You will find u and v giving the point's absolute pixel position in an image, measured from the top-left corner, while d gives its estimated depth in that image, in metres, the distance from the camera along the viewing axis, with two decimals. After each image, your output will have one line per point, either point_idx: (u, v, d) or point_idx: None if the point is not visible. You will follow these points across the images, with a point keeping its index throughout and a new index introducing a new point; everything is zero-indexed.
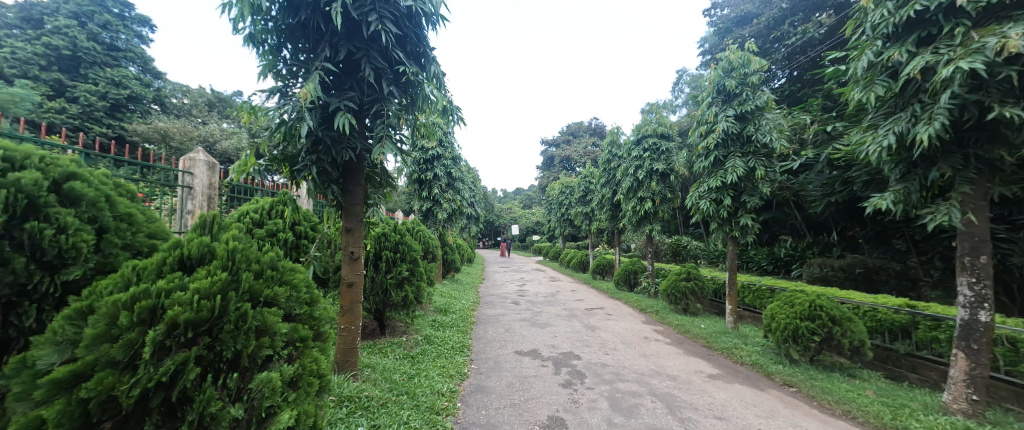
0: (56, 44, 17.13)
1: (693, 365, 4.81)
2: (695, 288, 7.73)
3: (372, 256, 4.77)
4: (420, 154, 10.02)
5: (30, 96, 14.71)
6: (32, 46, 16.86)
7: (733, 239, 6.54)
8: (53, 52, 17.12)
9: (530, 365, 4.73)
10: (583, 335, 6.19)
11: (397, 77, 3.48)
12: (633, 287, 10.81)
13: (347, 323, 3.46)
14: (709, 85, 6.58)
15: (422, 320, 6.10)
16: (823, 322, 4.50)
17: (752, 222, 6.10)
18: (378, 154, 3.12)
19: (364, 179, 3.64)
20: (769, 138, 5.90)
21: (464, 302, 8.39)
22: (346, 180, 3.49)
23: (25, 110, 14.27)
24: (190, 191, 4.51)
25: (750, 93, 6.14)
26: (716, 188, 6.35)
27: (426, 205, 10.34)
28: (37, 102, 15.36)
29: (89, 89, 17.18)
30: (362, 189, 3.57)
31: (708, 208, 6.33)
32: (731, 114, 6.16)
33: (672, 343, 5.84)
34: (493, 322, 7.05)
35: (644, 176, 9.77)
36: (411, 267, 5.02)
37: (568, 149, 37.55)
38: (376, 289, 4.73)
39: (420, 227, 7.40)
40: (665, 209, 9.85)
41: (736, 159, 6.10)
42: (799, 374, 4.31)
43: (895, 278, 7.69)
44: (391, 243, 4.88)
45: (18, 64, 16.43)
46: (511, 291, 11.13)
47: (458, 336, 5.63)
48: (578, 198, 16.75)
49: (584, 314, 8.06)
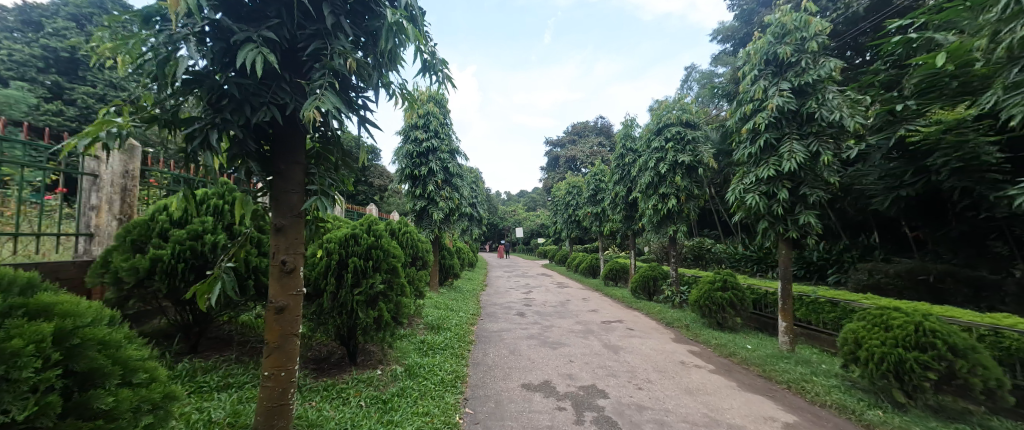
0: (56, 46, 15.86)
1: (759, 408, 3.66)
2: (733, 299, 6.55)
3: (335, 265, 3.64)
4: (413, 145, 9.13)
5: (31, 98, 13.50)
6: (30, 49, 15.66)
7: (785, 240, 5.35)
8: (53, 54, 15.86)
9: (542, 408, 3.57)
10: (605, 360, 5.04)
11: (349, 4, 2.34)
12: (654, 296, 9.61)
13: (276, 369, 2.29)
14: (754, 55, 5.43)
15: (406, 341, 4.98)
16: (939, 354, 3.34)
17: (814, 220, 4.90)
18: (310, 108, 1.99)
19: (305, 155, 2.51)
20: (838, 114, 4.70)
21: (461, 315, 7.25)
22: (276, 155, 2.38)
23: (22, 112, 13.04)
24: (95, 181, 3.41)
25: (810, 62, 4.98)
26: (767, 179, 5.18)
27: (421, 204, 9.21)
28: (36, 105, 14.03)
29: (88, 91, 15.74)
30: (301, 171, 2.46)
31: (758, 202, 5.14)
32: (787, 87, 5.02)
33: (719, 373, 4.66)
34: (495, 341, 5.91)
35: (667, 170, 8.57)
36: (387, 279, 3.87)
37: (574, 148, 36.31)
38: (338, 308, 3.58)
39: (408, 229, 6.29)
40: (692, 208, 8.64)
41: (793, 142, 4.97)
42: (914, 427, 3.16)
43: (967, 286, 6.90)
44: (361, 248, 3.75)
45: (15, 67, 15.05)
46: (515, 300, 9.97)
47: (452, 364, 4.50)
48: (586, 198, 15.51)
49: (601, 329, 6.91)
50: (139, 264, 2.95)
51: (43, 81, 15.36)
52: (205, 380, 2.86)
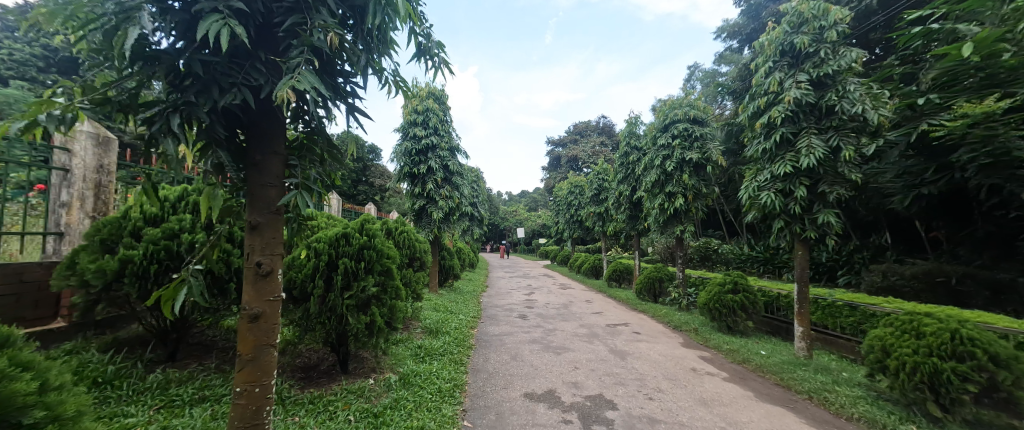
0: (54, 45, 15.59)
1: (780, 422, 3.39)
2: (744, 302, 6.27)
3: (325, 266, 3.38)
4: (412, 143, 8.87)
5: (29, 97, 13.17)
6: (30, 48, 15.41)
7: (802, 240, 5.08)
8: (52, 53, 15.58)
9: (546, 421, 3.30)
10: (612, 367, 4.78)
11: None
12: (659, 298, 9.34)
13: (248, 384, 2.04)
14: (769, 46, 5.17)
15: (402, 347, 4.73)
16: (979, 364, 3.07)
17: (834, 219, 4.63)
18: (283, 87, 1.71)
19: (284, 145, 2.25)
20: (860, 107, 4.44)
21: (461, 318, 6.98)
22: (251, 144, 2.12)
23: None
24: (65, 176, 3.16)
25: (829, 52, 4.72)
26: (783, 176, 4.91)
27: (420, 203, 8.95)
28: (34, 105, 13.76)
29: None
30: (279, 163, 2.20)
31: (774, 200, 4.88)
32: (805, 79, 4.75)
33: (733, 381, 4.39)
34: (496, 346, 5.65)
35: (674, 168, 8.29)
36: (381, 281, 3.62)
37: (575, 148, 36.00)
38: (327, 313, 3.31)
39: (406, 228, 6.03)
40: (699, 207, 8.35)
41: (811, 137, 4.71)
42: None
43: (989, 289, 6.61)
44: (352, 248, 3.49)
45: (14, 66, 14.79)
46: (517, 301, 9.70)
47: (451, 371, 4.24)
48: (589, 197, 15.22)
49: (607, 333, 6.64)
50: (107, 266, 2.70)
51: (43, 81, 15.09)
52: (178, 393, 2.61)
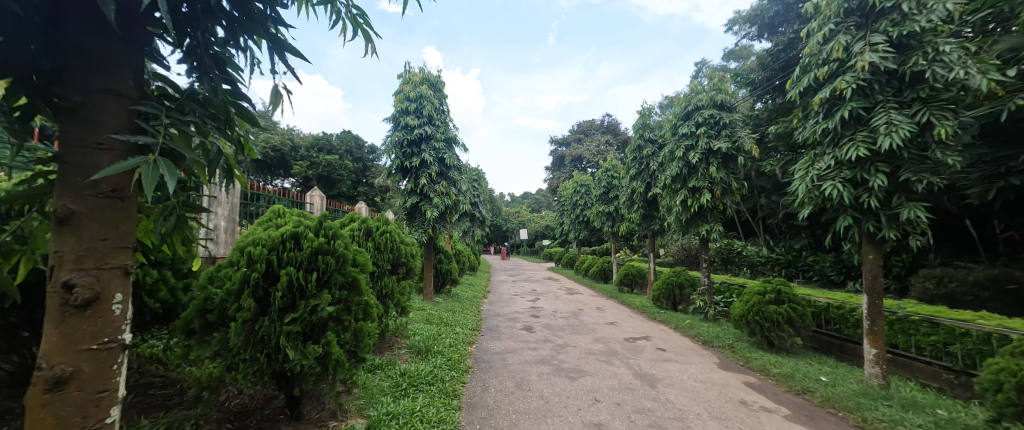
0: None
1: None
2: (790, 314, 5.31)
3: (263, 280, 2.47)
4: (404, 133, 8.01)
5: None
6: None
7: (873, 241, 4.16)
8: None
9: None
10: (643, 400, 3.83)
11: None
12: (679, 306, 8.35)
13: None
14: (829, 4, 4.22)
15: (379, 376, 3.80)
16: None
17: (923, 214, 3.67)
18: None
19: (141, 82, 1.32)
20: (959, 73, 3.48)
21: (457, 331, 6.05)
22: (67, 73, 1.20)
23: None
24: None
25: (913, 5, 3.75)
26: (851, 161, 3.96)
27: (413, 200, 8.04)
28: None
29: None
30: (125, 112, 1.27)
31: (841, 192, 3.92)
32: (881, 41, 3.80)
33: (800, 422, 3.44)
34: (498, 368, 4.72)
35: (699, 160, 7.36)
36: (346, 296, 2.72)
37: (579, 148, 34.99)
38: (258, 345, 2.38)
39: (390, 228, 5.12)
40: (727, 204, 7.38)
41: (890, 112, 3.77)
42: None
43: None
44: (301, 253, 2.57)
45: None
46: (521, 310, 8.75)
47: (438, 410, 3.29)
48: (597, 196, 14.19)
49: (627, 349, 5.70)
50: None
51: None
52: None
